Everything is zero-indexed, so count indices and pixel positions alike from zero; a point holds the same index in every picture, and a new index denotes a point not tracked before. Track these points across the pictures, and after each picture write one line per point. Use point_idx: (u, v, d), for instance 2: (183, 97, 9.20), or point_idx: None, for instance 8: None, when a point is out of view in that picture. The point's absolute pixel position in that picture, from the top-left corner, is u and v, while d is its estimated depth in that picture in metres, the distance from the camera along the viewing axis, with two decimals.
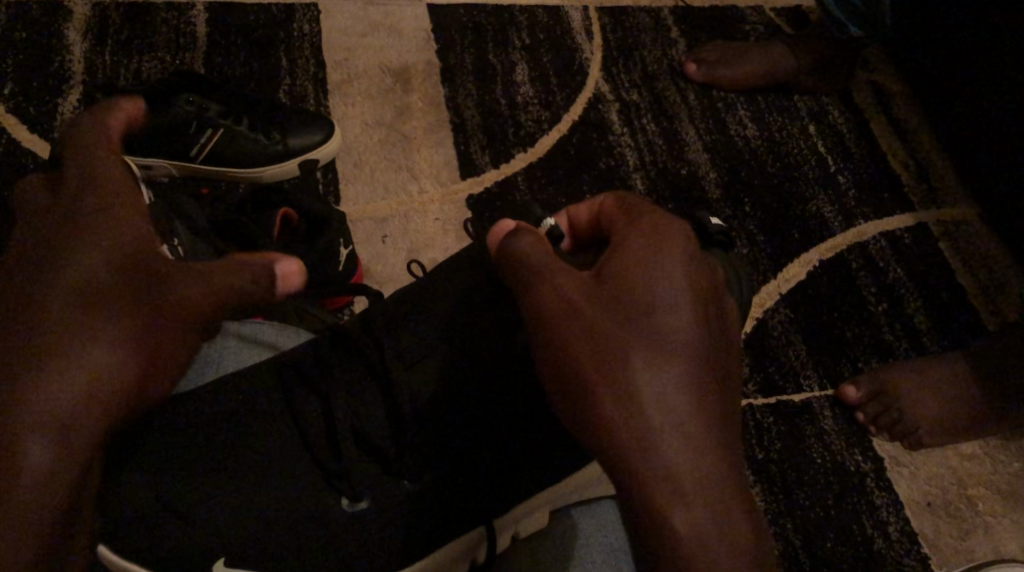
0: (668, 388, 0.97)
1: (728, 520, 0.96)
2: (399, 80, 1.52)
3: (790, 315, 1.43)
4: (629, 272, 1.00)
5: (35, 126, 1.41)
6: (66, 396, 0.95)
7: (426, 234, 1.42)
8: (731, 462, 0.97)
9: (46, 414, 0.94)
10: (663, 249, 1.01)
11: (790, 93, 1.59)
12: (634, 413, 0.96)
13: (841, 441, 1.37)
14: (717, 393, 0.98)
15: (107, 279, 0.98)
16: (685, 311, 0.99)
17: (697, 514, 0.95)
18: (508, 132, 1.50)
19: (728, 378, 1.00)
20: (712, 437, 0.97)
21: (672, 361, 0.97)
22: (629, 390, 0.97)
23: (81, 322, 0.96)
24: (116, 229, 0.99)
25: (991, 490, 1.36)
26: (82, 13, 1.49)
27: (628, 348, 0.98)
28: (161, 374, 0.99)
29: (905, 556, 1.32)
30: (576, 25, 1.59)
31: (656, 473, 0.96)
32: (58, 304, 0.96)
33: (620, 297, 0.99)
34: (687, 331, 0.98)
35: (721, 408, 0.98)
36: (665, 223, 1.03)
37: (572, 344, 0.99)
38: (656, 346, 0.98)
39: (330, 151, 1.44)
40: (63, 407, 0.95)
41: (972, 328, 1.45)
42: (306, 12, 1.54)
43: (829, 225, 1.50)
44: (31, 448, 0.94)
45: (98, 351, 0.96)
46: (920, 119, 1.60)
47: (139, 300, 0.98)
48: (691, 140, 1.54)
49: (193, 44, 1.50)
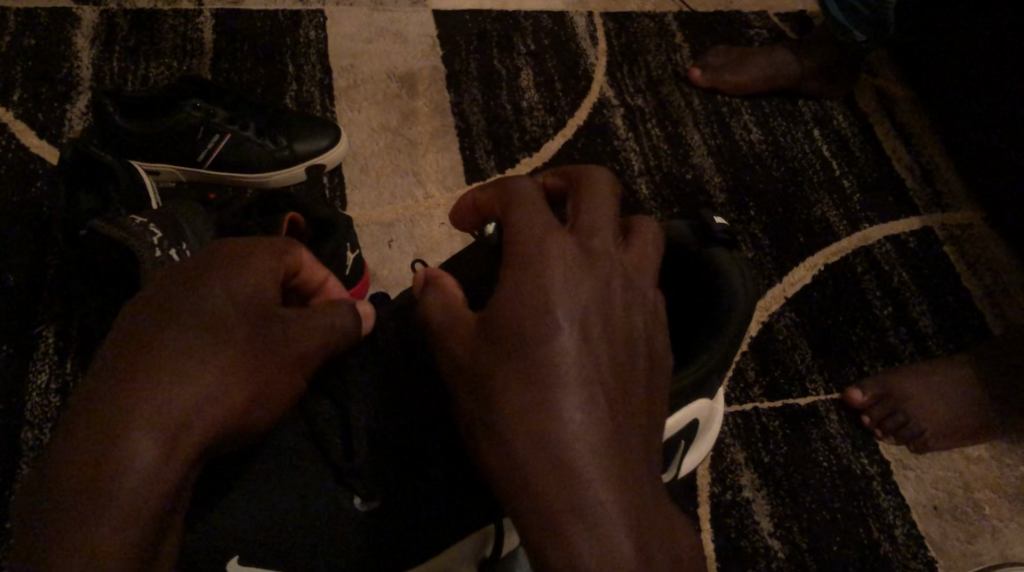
0: (543, 422, 0.94)
1: (609, 547, 0.92)
2: (404, 85, 1.52)
3: (795, 318, 1.43)
4: (504, 310, 0.97)
5: (44, 133, 1.42)
6: (152, 440, 0.94)
7: (432, 237, 1.43)
8: (613, 485, 0.93)
9: (132, 458, 0.93)
10: (535, 282, 0.96)
11: (793, 99, 1.60)
12: (517, 453, 0.94)
13: (847, 444, 1.37)
14: (601, 420, 0.94)
15: (216, 323, 0.98)
16: (560, 335, 0.95)
17: (577, 546, 0.92)
18: (513, 136, 1.50)
19: (618, 398, 0.95)
20: (596, 466, 0.93)
21: (545, 395, 0.94)
22: (509, 429, 0.95)
23: (187, 364, 0.96)
24: (239, 275, 1.00)
25: (998, 493, 1.36)
26: (90, 20, 1.50)
27: (503, 386, 0.95)
28: (248, 421, 0.99)
29: (911, 559, 1.32)
30: (580, 31, 1.60)
31: (538, 509, 0.93)
32: (167, 344, 0.96)
33: (497, 332, 0.97)
34: (563, 356, 0.95)
35: (603, 434, 0.94)
36: (538, 247, 0.97)
37: (462, 386, 0.98)
38: (530, 383, 0.95)
39: (336, 156, 1.44)
40: (149, 452, 0.94)
41: (977, 332, 1.46)
42: (312, 19, 1.55)
43: (834, 229, 1.51)
44: (130, 464, 0.93)
45: (196, 395, 0.95)
46: (924, 124, 1.61)
47: (243, 345, 0.98)
48: (695, 145, 1.54)
49: (200, 51, 1.51)
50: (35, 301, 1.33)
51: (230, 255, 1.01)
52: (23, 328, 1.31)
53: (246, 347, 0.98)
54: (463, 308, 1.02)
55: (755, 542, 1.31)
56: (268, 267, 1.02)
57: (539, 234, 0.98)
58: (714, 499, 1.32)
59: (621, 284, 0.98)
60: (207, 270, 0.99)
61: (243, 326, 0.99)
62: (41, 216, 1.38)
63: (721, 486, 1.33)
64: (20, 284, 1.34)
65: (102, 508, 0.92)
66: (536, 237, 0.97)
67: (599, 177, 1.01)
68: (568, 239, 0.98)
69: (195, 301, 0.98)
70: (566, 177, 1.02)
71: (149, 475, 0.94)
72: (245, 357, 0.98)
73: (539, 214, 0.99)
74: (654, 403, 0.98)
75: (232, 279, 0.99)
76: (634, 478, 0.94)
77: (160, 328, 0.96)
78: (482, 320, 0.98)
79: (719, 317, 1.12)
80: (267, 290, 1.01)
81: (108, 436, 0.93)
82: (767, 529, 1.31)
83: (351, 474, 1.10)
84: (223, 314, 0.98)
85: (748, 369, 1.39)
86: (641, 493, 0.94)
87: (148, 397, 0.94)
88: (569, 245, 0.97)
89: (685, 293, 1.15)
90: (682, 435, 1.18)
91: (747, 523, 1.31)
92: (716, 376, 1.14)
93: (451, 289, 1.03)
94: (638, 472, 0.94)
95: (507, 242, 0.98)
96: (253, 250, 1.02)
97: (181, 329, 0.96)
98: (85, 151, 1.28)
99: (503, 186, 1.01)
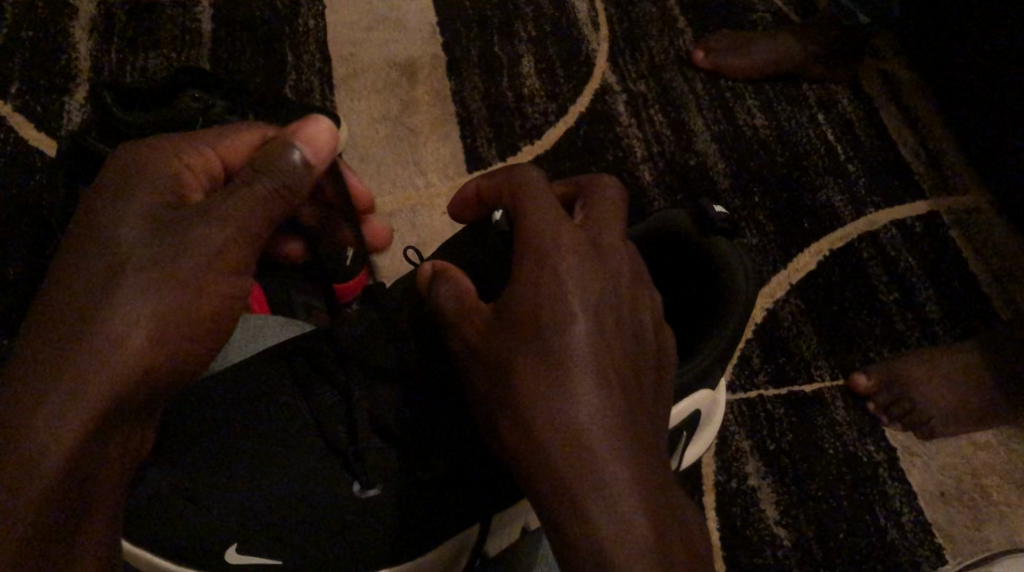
0: (561, 405, 0.93)
1: (627, 525, 0.91)
2: (404, 74, 1.51)
3: (800, 305, 1.42)
4: (520, 297, 0.95)
5: (43, 125, 1.41)
6: (76, 371, 0.96)
7: (432, 227, 1.41)
8: (631, 463, 0.92)
9: (60, 387, 0.95)
10: (549, 269, 0.95)
11: (798, 83, 1.59)
12: (537, 435, 0.93)
13: (853, 431, 1.36)
14: (616, 402, 0.93)
15: (135, 238, 0.99)
16: (575, 320, 0.94)
17: (594, 523, 0.91)
18: (514, 124, 1.49)
19: (631, 380, 0.95)
20: (612, 445, 0.92)
21: (562, 379, 0.93)
22: (529, 413, 0.93)
23: (109, 280, 0.98)
24: (151, 185, 1.01)
25: (1006, 480, 1.34)
26: (87, 11, 1.49)
27: (521, 370, 0.94)
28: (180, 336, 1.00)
29: (918, 547, 1.30)
30: (582, 17, 1.59)
31: (553, 487, 0.92)
32: (85, 269, 0.98)
33: (513, 320, 0.95)
34: (580, 343, 0.93)
35: (620, 415, 0.93)
36: (548, 237, 0.96)
37: (480, 372, 0.97)
38: (548, 367, 0.93)
39: (337, 145, 1.43)
40: (80, 381, 0.96)
41: (984, 317, 1.44)
42: (311, 8, 1.54)
43: (840, 214, 1.49)
44: (70, 373, 0.96)
45: (123, 319, 0.98)
46: (931, 108, 1.59)
47: (167, 252, 1.00)
48: (698, 130, 1.53)
49: (199, 41, 1.50)
50: (37, 294, 1.32)
51: (142, 152, 1.03)
52: (24, 321, 1.31)
53: (169, 255, 1.00)
54: (474, 295, 1.00)
55: (761, 531, 1.30)
56: (174, 167, 1.03)
57: (549, 224, 0.97)
58: (719, 487, 1.31)
59: (630, 274, 0.97)
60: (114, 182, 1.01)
61: (160, 238, 1.00)
62: (41, 209, 1.37)
63: (726, 475, 1.32)
64: (19, 276, 1.33)
65: (36, 442, 0.94)
66: (546, 225, 0.97)
67: (606, 183, 1.02)
68: (577, 231, 0.97)
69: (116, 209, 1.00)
70: (575, 185, 1.03)
71: (82, 401, 0.96)
72: (169, 268, 0.99)
73: (547, 206, 0.98)
74: (663, 389, 0.98)
75: (141, 187, 1.01)
76: (649, 455, 0.93)
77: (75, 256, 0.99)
78: (497, 308, 0.97)
79: (716, 309, 1.10)
80: (177, 190, 1.02)
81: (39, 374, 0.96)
82: (772, 516, 1.30)
83: (354, 461, 1.09)
84: (139, 230, 1.00)
85: (752, 357, 1.38)
86: (655, 471, 0.93)
87: (73, 330, 0.97)
88: (581, 236, 0.97)
89: (680, 284, 1.14)
90: (684, 425, 1.17)
91: (752, 512, 1.31)
92: (719, 368, 1.13)
93: (460, 278, 1.01)
94: (652, 454, 0.93)
95: (516, 235, 0.98)
96: (161, 149, 1.04)
97: (98, 252, 0.98)
98: (81, 142, 1.26)
99: (510, 180, 1.01)
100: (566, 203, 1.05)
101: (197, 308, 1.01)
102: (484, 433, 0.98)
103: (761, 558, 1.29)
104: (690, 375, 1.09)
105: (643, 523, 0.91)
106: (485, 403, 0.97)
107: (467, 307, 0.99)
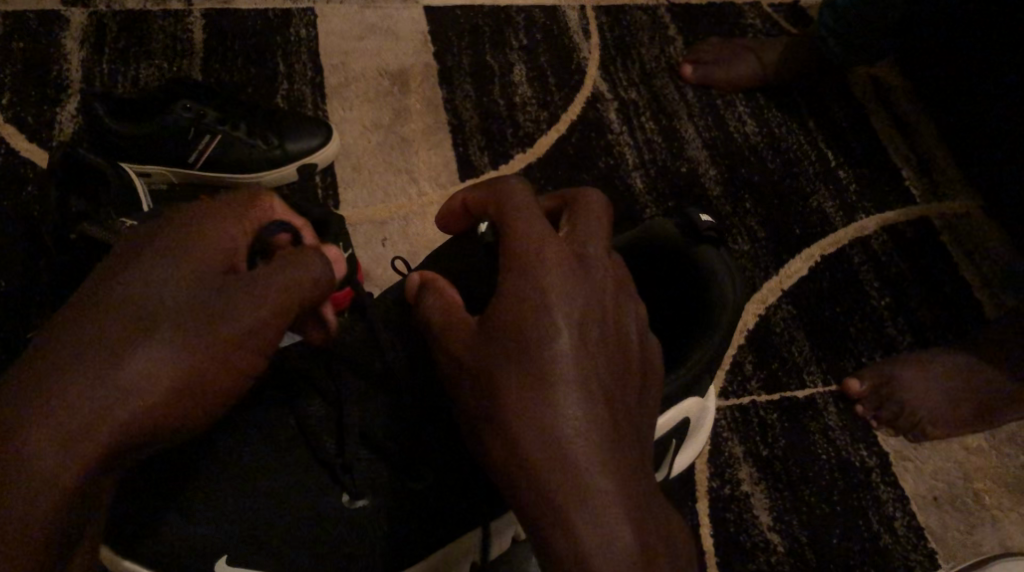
0: (548, 420, 0.93)
1: (609, 537, 0.91)
2: (396, 83, 1.51)
3: (792, 311, 1.42)
4: (506, 312, 0.95)
5: (34, 136, 1.41)
6: (57, 458, 0.93)
7: (424, 234, 1.42)
8: (616, 475, 0.92)
9: (66, 419, 0.94)
10: (535, 284, 0.95)
11: (788, 90, 1.59)
12: (520, 445, 0.93)
13: (845, 436, 1.36)
14: (599, 415, 0.93)
15: (158, 297, 0.97)
16: (560, 335, 0.94)
17: (578, 537, 0.91)
18: (506, 132, 1.49)
19: (616, 394, 0.95)
20: (596, 459, 0.92)
21: (549, 394, 0.93)
22: (513, 424, 0.94)
23: (132, 324, 0.96)
24: (173, 273, 0.98)
25: (998, 484, 1.35)
26: (78, 21, 1.49)
27: (508, 385, 0.94)
28: (180, 411, 0.97)
29: (911, 551, 1.31)
30: (573, 25, 1.59)
31: (537, 498, 0.93)
32: (113, 306, 0.96)
33: (499, 334, 0.96)
34: (564, 356, 0.94)
35: (604, 429, 0.93)
36: (535, 254, 0.96)
37: (465, 386, 0.97)
38: (534, 382, 0.94)
39: (328, 154, 1.43)
40: (73, 443, 0.94)
41: (975, 322, 1.44)
42: (303, 17, 1.54)
43: (831, 220, 1.50)
44: (72, 407, 0.94)
45: (135, 367, 0.95)
46: (922, 115, 1.59)
47: (194, 309, 0.97)
48: (690, 138, 1.53)
49: (191, 51, 1.50)
50: (29, 305, 1.33)
51: (207, 216, 1.02)
52: (17, 332, 1.31)
53: (184, 315, 0.97)
54: (460, 306, 1.01)
55: (755, 536, 1.30)
56: (230, 245, 1.01)
57: (533, 239, 0.97)
58: (712, 494, 1.31)
59: (615, 287, 0.98)
60: (133, 266, 0.98)
61: (193, 297, 0.98)
62: (34, 220, 1.37)
63: (719, 481, 1.32)
64: (11, 286, 1.33)
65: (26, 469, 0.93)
66: (534, 241, 0.97)
67: (590, 195, 1.02)
68: (563, 245, 0.97)
69: (160, 258, 0.98)
70: (561, 199, 1.03)
71: (77, 440, 0.94)
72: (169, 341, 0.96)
73: (534, 220, 0.98)
74: (647, 399, 0.98)
75: (192, 249, 0.99)
76: (632, 469, 0.93)
77: (88, 309, 0.96)
78: (481, 322, 0.97)
79: (706, 318, 1.10)
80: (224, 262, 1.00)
81: (14, 455, 0.93)
82: (764, 522, 1.30)
83: (343, 473, 1.10)
84: (143, 304, 0.97)
85: (745, 363, 1.38)
86: (638, 482, 0.93)
87: (79, 369, 0.94)
88: (566, 251, 0.97)
89: (670, 283, 1.14)
90: (674, 432, 1.17)
91: (746, 517, 1.31)
92: (708, 375, 1.13)
93: (446, 289, 1.02)
94: (636, 466, 0.94)
95: (501, 249, 0.98)
96: (219, 227, 1.01)
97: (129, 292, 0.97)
98: (75, 154, 1.26)
99: (494, 193, 1.01)
100: (552, 217, 1.05)
101: (204, 374, 0.97)
102: (469, 443, 0.99)
103: (754, 564, 1.29)
104: (680, 383, 1.09)
105: (626, 534, 0.91)
106: (471, 416, 0.97)
107: (454, 319, 0.99)
